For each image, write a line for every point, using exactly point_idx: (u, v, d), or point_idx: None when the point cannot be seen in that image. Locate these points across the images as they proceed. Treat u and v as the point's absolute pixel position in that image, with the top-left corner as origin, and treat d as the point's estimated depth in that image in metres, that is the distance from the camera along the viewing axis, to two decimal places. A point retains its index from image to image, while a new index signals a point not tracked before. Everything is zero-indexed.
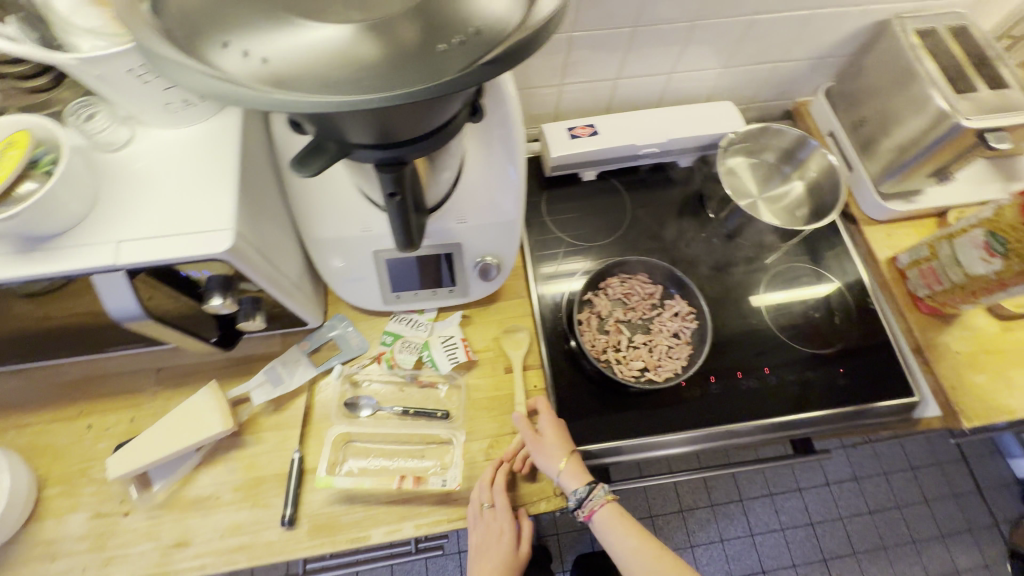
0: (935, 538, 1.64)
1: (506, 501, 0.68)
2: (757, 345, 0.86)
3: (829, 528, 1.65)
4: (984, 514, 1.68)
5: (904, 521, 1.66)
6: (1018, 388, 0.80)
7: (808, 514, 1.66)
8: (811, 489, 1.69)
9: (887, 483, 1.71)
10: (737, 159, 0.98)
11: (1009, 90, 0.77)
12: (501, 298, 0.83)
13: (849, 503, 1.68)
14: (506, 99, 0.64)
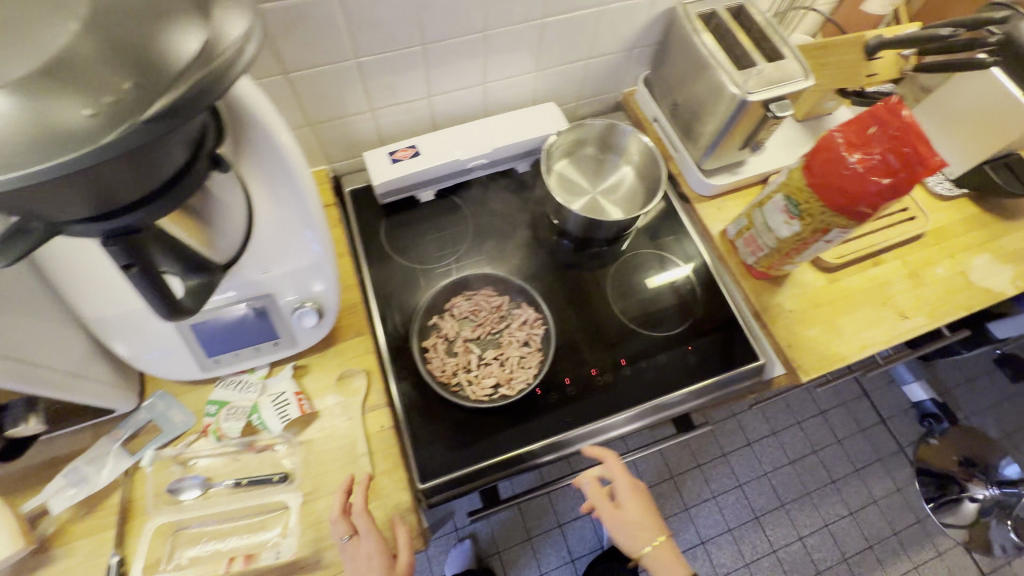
0: (851, 474, 1.74)
1: (369, 522, 0.64)
2: (610, 338, 0.86)
3: (757, 487, 1.71)
4: (891, 442, 1.80)
5: (822, 464, 1.75)
6: (845, 335, 0.85)
7: (736, 477, 1.72)
8: (735, 452, 1.75)
9: (802, 431, 1.80)
10: (562, 160, 0.97)
11: (784, 60, 0.81)
12: (339, 340, 0.79)
13: (771, 458, 1.75)
14: (273, 136, 0.54)
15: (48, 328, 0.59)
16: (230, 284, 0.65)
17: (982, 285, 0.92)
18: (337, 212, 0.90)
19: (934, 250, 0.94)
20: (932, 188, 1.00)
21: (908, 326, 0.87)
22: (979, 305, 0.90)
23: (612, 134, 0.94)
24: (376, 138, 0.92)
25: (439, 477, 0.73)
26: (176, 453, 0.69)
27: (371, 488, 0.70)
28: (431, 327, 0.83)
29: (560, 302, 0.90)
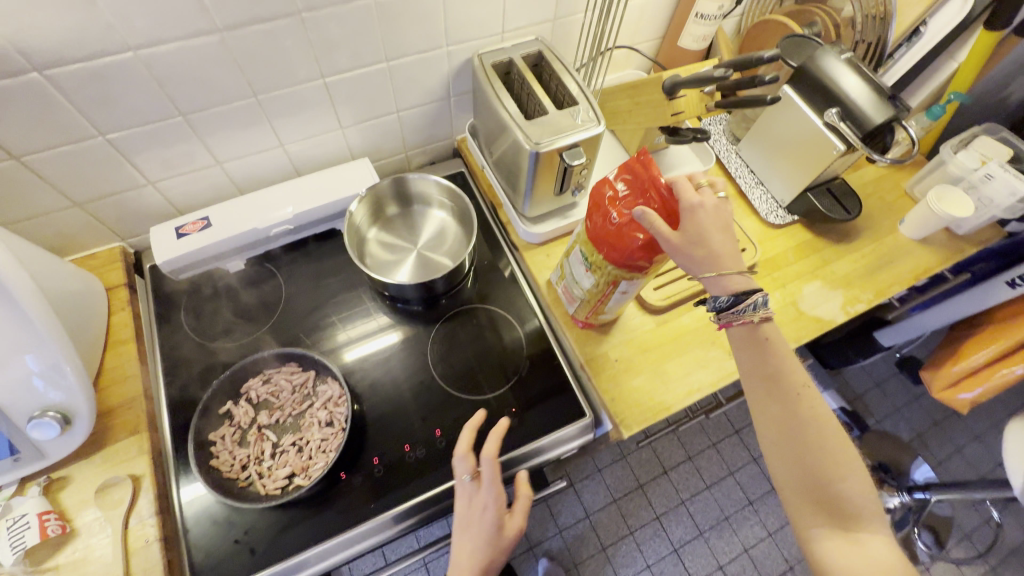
0: (769, 493, 1.71)
1: (493, 471, 0.69)
2: (427, 406, 0.81)
3: (675, 517, 1.66)
4: None
5: (739, 485, 1.72)
6: (672, 381, 0.82)
7: (653, 509, 1.67)
8: (651, 482, 1.71)
9: (718, 453, 1.77)
10: (373, 229, 0.92)
11: (576, 108, 0.80)
12: (109, 442, 0.71)
13: (688, 485, 1.71)
14: None
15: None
16: None
17: (812, 314, 0.90)
18: (127, 294, 0.83)
19: (765, 282, 0.93)
20: (766, 217, 1.00)
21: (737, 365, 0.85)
22: (811, 335, 0.89)
23: (422, 185, 0.91)
24: (172, 210, 0.86)
25: None
26: None
27: None
28: (224, 415, 0.76)
29: (379, 370, 0.84)
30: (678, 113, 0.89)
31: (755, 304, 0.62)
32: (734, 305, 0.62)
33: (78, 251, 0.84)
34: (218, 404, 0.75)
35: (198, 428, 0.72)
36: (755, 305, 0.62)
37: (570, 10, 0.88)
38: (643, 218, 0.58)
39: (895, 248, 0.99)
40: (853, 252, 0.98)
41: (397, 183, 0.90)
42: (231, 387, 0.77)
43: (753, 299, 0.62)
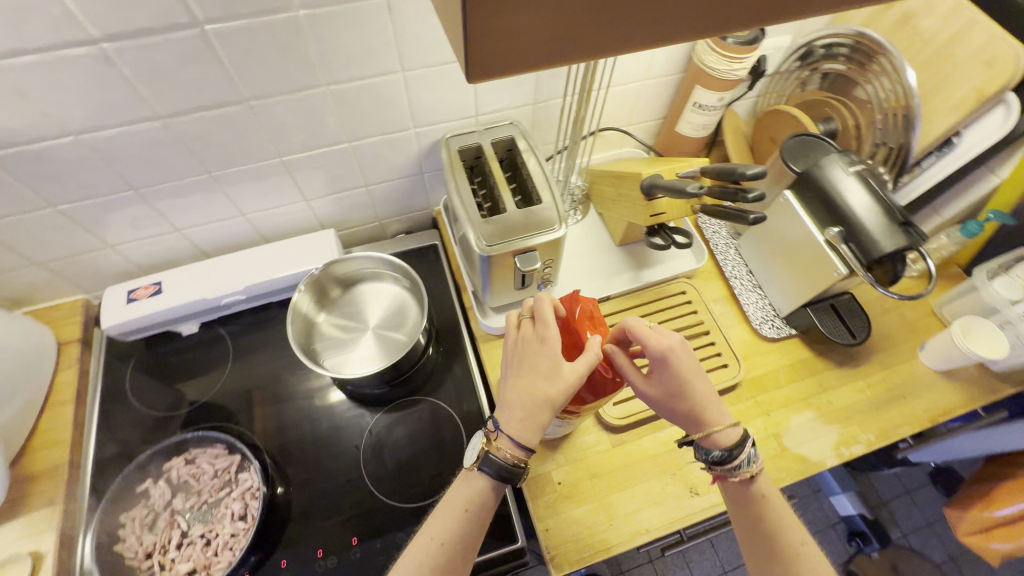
0: None
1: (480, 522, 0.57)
2: (350, 508, 0.76)
3: None
4: None
5: None
6: (617, 517, 0.73)
7: None
8: None
9: None
10: (322, 314, 0.88)
11: (538, 207, 0.74)
12: (21, 511, 0.71)
13: None
14: None
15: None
16: None
17: (797, 453, 0.79)
18: (78, 350, 0.84)
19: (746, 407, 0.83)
20: (758, 328, 0.89)
21: (697, 506, 0.75)
22: (791, 479, 0.77)
23: (380, 266, 0.88)
24: (135, 269, 0.87)
25: None
26: None
27: None
28: (141, 493, 0.74)
29: (309, 458, 0.80)
30: (658, 214, 0.81)
31: (749, 460, 0.58)
32: (732, 463, 0.58)
33: (42, 302, 0.86)
34: (138, 481, 0.74)
35: (110, 508, 0.70)
36: (750, 460, 0.58)
37: (551, 94, 0.83)
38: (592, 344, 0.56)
39: (910, 380, 0.86)
40: (857, 380, 0.86)
41: (350, 264, 0.87)
42: (152, 464, 0.74)
43: (745, 454, 0.58)
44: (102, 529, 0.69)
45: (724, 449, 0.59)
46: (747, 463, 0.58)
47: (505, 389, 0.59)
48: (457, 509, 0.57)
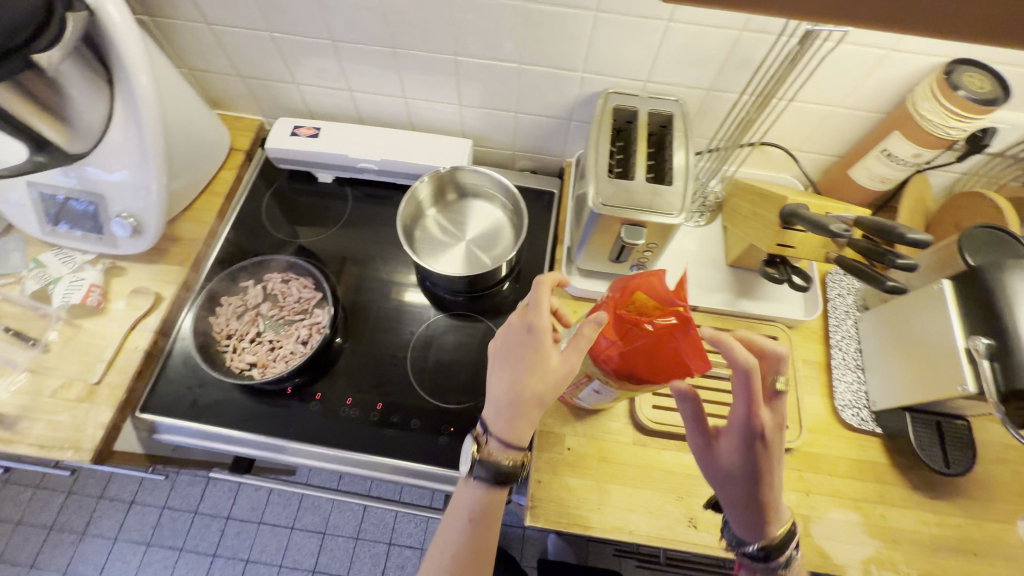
0: None
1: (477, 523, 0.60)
2: (386, 379, 0.84)
3: None
4: None
5: None
6: (608, 505, 0.73)
7: None
8: None
9: None
10: (432, 209, 0.94)
11: (666, 188, 0.72)
12: (160, 261, 0.87)
13: None
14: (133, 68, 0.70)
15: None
16: (74, 172, 0.79)
17: (819, 545, 0.72)
18: (241, 159, 0.98)
19: (786, 476, 0.77)
20: (839, 409, 0.81)
21: (690, 538, 0.72)
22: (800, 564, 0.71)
23: (495, 188, 0.93)
24: (305, 111, 0.99)
25: (158, 411, 0.79)
26: None
27: (90, 391, 0.76)
28: (241, 287, 0.87)
29: (371, 324, 0.89)
30: (787, 245, 0.75)
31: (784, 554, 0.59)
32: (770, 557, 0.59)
33: (231, 111, 1.02)
34: (243, 277, 0.87)
35: (217, 287, 0.85)
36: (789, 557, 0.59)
37: (730, 87, 0.79)
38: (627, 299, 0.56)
39: (992, 543, 0.73)
40: (928, 512, 0.75)
41: (472, 175, 0.92)
42: (257, 269, 0.88)
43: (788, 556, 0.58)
44: (207, 299, 0.83)
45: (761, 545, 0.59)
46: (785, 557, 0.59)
47: (490, 389, 0.60)
48: (461, 518, 0.61)
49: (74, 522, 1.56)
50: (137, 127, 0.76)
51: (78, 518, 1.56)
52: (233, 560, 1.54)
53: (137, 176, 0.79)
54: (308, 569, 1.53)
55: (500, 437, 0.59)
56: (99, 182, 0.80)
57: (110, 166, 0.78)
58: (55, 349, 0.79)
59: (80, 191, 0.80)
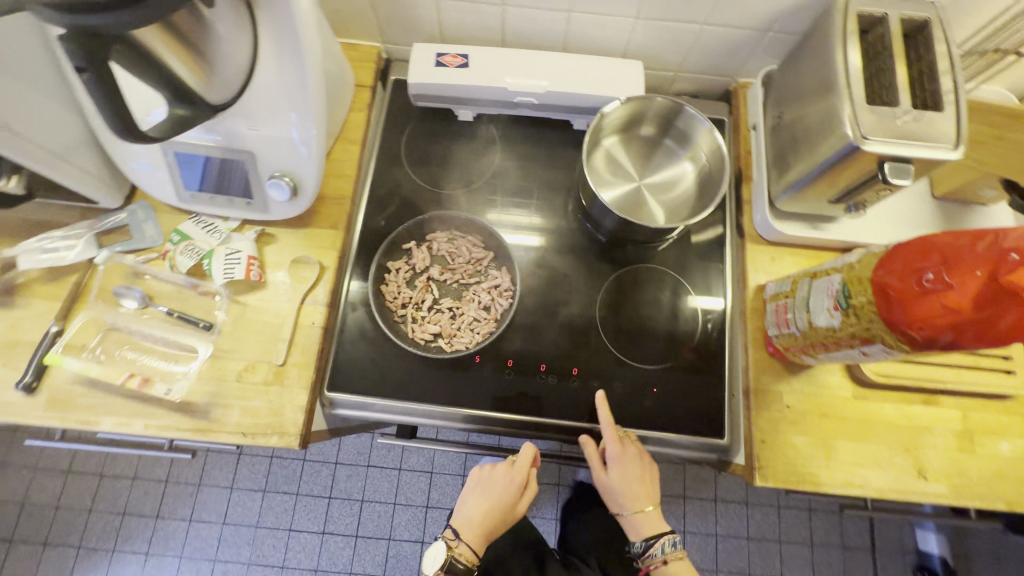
0: None
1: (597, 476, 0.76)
2: (575, 342, 0.80)
3: (730, 546, 1.45)
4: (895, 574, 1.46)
5: (809, 559, 1.45)
6: (835, 462, 0.71)
7: (715, 525, 1.46)
8: (726, 503, 1.47)
9: (809, 521, 1.48)
10: (608, 139, 0.84)
11: (939, 116, 0.61)
12: (311, 225, 0.78)
13: (761, 530, 1.46)
14: None
15: (64, 100, 0.65)
16: (217, 127, 0.67)
17: None
18: (369, 97, 0.85)
19: (1009, 422, 0.74)
20: None
21: (919, 489, 0.71)
22: None
23: (706, 144, 0.82)
24: (438, 35, 0.84)
25: (347, 388, 0.75)
26: (132, 263, 0.73)
27: (278, 372, 0.71)
28: (405, 251, 0.84)
29: (544, 282, 0.83)
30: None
31: (664, 547, 0.77)
32: (648, 548, 0.77)
33: (347, 38, 0.87)
34: (408, 240, 0.83)
35: (385, 252, 0.81)
36: (664, 549, 0.77)
37: None
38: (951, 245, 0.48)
39: None
40: None
41: (688, 120, 0.80)
42: (421, 231, 0.84)
43: (660, 545, 0.77)
44: (379, 267, 0.80)
45: (642, 540, 0.78)
46: (662, 549, 0.77)
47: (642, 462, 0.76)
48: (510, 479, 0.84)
49: (187, 475, 1.49)
50: (292, 69, 0.62)
51: (191, 471, 1.49)
52: (349, 500, 1.48)
53: (293, 130, 0.67)
54: (421, 505, 1.48)
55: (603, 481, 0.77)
56: (246, 138, 0.68)
57: (260, 118, 0.67)
58: (226, 331, 0.72)
59: (224, 151, 0.69)
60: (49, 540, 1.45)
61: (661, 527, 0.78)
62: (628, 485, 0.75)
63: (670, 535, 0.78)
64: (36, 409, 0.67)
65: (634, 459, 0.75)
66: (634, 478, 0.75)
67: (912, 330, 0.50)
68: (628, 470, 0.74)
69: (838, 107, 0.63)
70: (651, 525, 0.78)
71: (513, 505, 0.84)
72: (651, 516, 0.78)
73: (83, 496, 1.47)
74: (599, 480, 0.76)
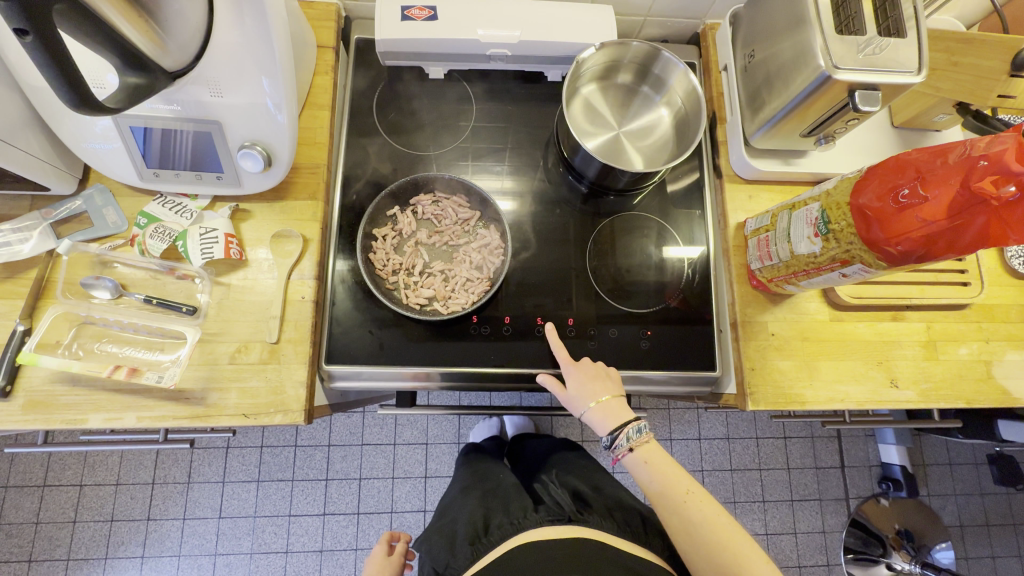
0: (813, 498, 1.56)
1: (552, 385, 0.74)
2: (568, 292, 0.82)
3: (717, 478, 1.54)
4: (864, 483, 1.59)
5: (788, 481, 1.56)
6: (818, 380, 0.76)
7: (701, 460, 1.55)
8: (709, 439, 1.56)
9: (785, 446, 1.58)
10: (586, 87, 0.84)
11: (901, 40, 0.64)
12: (288, 196, 0.75)
13: (742, 459, 1.56)
14: None
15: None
16: (175, 96, 0.62)
17: (1001, 384, 0.78)
18: (333, 58, 0.81)
19: (967, 328, 0.80)
20: (1010, 258, 0.83)
21: (892, 397, 0.77)
22: (987, 403, 0.78)
23: (680, 87, 0.82)
24: None
25: (347, 360, 0.74)
26: (97, 251, 0.69)
27: (273, 351, 0.69)
28: (389, 218, 0.82)
29: (529, 236, 0.84)
30: (1005, 97, 0.74)
31: (628, 436, 0.68)
32: (614, 441, 0.69)
33: None
34: (391, 206, 0.81)
35: (370, 221, 0.79)
36: (628, 437, 0.68)
37: None
38: (922, 161, 0.51)
39: None
40: None
41: (664, 65, 0.81)
42: (405, 194, 0.82)
43: (623, 434, 0.68)
44: (364, 235, 0.77)
45: (607, 434, 0.69)
46: (627, 438, 0.68)
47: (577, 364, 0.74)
48: (395, 560, 0.90)
49: (175, 474, 1.44)
50: (254, 29, 0.58)
51: (179, 470, 1.45)
52: (347, 479, 1.47)
53: (261, 95, 0.64)
54: (420, 476, 1.49)
55: (567, 393, 0.73)
56: (210, 107, 0.64)
57: (225, 84, 0.62)
58: (211, 314, 0.69)
59: (188, 122, 0.65)
60: (35, 556, 1.39)
61: (624, 417, 0.70)
62: (586, 386, 0.72)
63: (636, 422, 0.69)
64: (14, 414, 0.63)
65: (587, 365, 0.74)
66: (588, 378, 0.72)
67: (890, 246, 0.54)
68: (581, 372, 0.73)
69: (809, 39, 0.64)
70: (615, 416, 0.70)
71: (393, 561, 0.90)
72: (614, 406, 0.70)
73: (66, 509, 1.41)
74: (561, 398, 0.74)
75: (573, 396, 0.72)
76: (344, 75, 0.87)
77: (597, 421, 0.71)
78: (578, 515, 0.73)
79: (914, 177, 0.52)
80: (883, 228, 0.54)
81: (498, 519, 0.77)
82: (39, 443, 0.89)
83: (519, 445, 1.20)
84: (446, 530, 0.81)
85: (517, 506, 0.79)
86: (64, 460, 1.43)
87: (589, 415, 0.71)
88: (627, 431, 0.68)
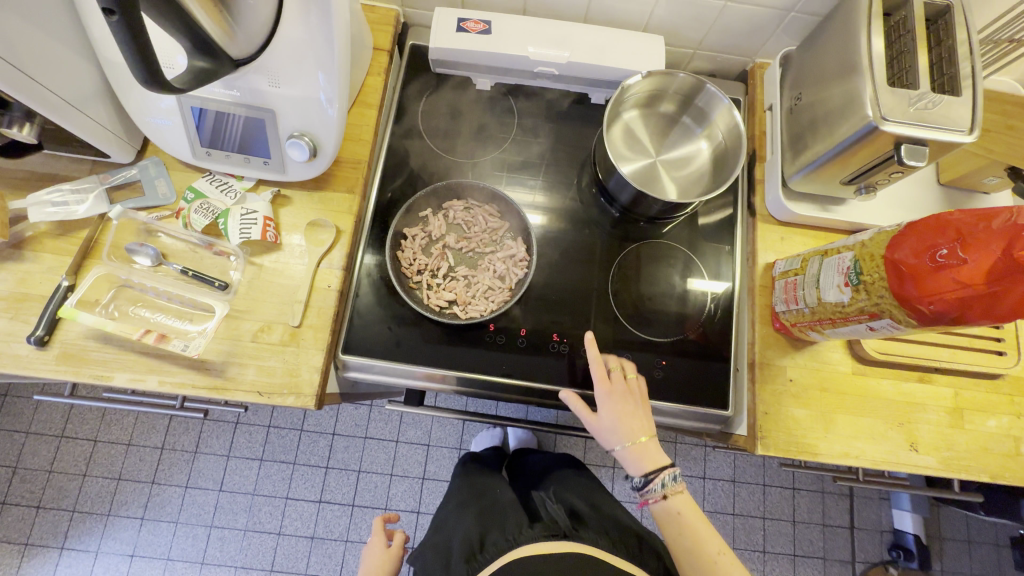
0: (816, 556, 1.50)
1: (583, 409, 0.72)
2: (587, 312, 0.82)
3: (716, 522, 1.50)
4: (873, 548, 1.52)
5: (792, 535, 1.50)
6: (833, 433, 0.74)
7: (703, 501, 1.51)
8: (713, 480, 1.52)
9: (792, 498, 1.53)
10: (627, 113, 0.85)
11: (956, 98, 0.63)
12: (327, 187, 0.78)
13: (746, 505, 1.51)
14: None
15: (63, 18, 0.61)
16: (237, 82, 0.66)
17: None
18: (386, 61, 0.84)
19: (998, 400, 0.77)
20: None
21: (911, 460, 0.74)
22: (1012, 481, 0.74)
23: (723, 122, 0.82)
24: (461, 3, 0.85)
25: (363, 352, 0.76)
26: (144, 219, 0.73)
27: (294, 334, 0.71)
28: (421, 218, 0.84)
29: (554, 252, 0.85)
30: None
31: (664, 482, 0.66)
32: (647, 485, 0.67)
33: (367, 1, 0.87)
34: (425, 208, 0.84)
35: (402, 220, 0.81)
36: (664, 484, 0.66)
37: None
38: (966, 223, 0.50)
39: None
40: None
41: (708, 98, 0.81)
42: (439, 198, 0.84)
43: (660, 479, 0.66)
44: (395, 233, 0.80)
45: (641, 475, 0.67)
46: (662, 483, 0.66)
47: (611, 395, 0.70)
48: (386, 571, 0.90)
49: (184, 442, 1.49)
50: (317, 26, 0.61)
51: (188, 438, 1.49)
52: (346, 470, 1.49)
53: (315, 89, 0.66)
54: (417, 476, 1.50)
55: (598, 424, 0.70)
56: (267, 96, 0.67)
57: (283, 76, 0.66)
58: (241, 291, 0.72)
59: (245, 108, 0.68)
60: (43, 504, 1.44)
61: (661, 462, 0.68)
62: (622, 421, 0.69)
63: (673, 470, 0.67)
64: (47, 364, 0.66)
65: (622, 396, 0.70)
66: (625, 413, 0.69)
67: (923, 305, 0.52)
68: (616, 403, 0.70)
69: (859, 88, 0.63)
70: (651, 459, 0.68)
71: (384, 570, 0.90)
72: (649, 447, 0.68)
73: (79, 461, 1.46)
74: (590, 426, 0.71)
75: (606, 429, 0.69)
76: (395, 77, 0.91)
77: (630, 460, 0.69)
78: (573, 530, 0.73)
79: (955, 237, 0.50)
80: (916, 286, 0.52)
81: (493, 536, 0.76)
82: (64, 395, 0.93)
83: (519, 459, 1.19)
84: (441, 549, 0.81)
85: (512, 522, 0.78)
86: (84, 413, 1.49)
87: (623, 453, 0.68)
88: (661, 478, 0.66)
